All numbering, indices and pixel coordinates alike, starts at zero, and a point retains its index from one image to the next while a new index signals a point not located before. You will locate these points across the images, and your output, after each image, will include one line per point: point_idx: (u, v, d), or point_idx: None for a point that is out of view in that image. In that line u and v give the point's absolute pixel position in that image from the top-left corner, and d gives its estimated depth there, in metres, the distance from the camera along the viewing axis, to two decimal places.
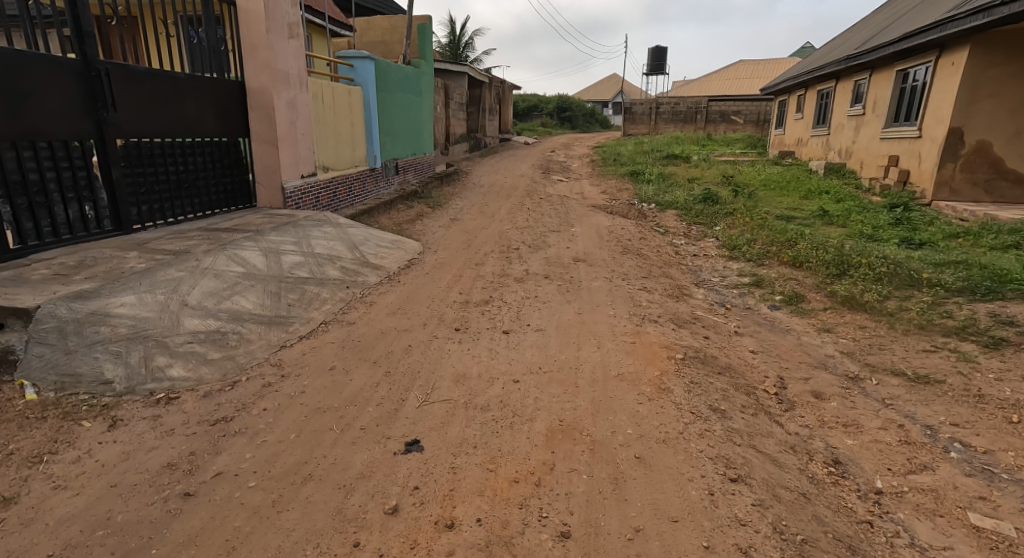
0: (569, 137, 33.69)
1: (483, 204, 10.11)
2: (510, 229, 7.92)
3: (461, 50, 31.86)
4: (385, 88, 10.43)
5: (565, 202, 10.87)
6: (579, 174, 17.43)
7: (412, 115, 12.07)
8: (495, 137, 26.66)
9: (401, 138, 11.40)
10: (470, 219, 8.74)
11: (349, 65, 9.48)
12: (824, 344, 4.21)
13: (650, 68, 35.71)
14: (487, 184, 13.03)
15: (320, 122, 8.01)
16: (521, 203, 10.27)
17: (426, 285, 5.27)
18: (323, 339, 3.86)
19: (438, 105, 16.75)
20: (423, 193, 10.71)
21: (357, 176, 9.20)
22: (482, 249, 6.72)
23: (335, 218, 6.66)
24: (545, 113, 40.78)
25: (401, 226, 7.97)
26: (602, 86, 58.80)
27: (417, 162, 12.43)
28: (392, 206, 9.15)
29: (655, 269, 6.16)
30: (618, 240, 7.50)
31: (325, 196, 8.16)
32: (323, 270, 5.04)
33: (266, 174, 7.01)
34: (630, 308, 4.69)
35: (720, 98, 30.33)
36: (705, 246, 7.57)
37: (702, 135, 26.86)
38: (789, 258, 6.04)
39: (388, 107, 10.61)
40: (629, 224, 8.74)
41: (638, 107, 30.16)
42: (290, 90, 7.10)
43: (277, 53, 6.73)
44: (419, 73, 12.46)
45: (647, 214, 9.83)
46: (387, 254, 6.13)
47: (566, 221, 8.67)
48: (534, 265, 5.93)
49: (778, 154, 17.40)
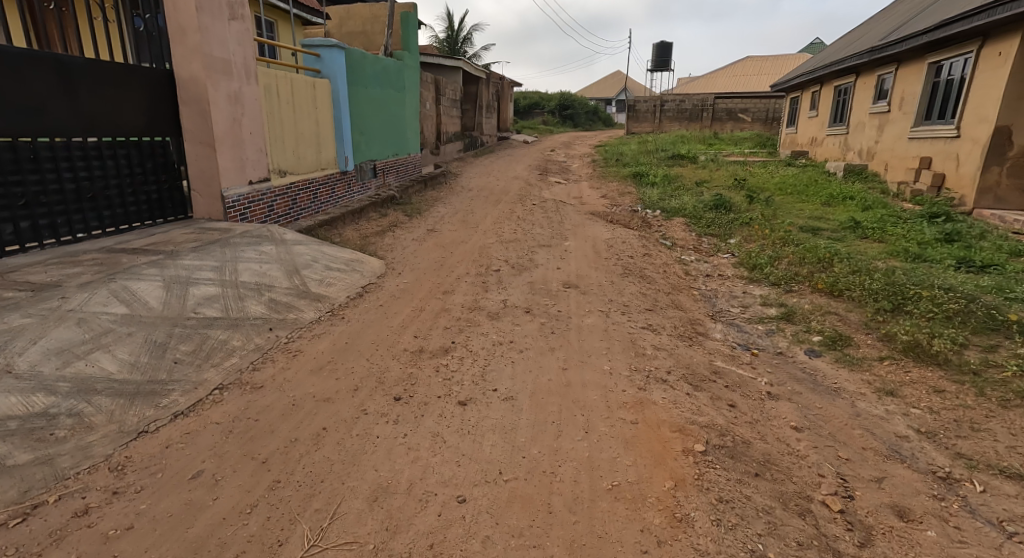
0: (571, 135, 32.63)
1: (468, 212, 9.04)
2: (493, 244, 6.87)
3: (460, 46, 30.86)
4: (357, 83, 9.40)
5: (560, 209, 9.80)
6: (578, 176, 16.35)
7: (392, 113, 11.04)
8: (493, 136, 25.59)
9: (377, 137, 10.38)
10: (451, 230, 7.69)
11: (314, 56, 8.45)
12: (890, 416, 3.15)
13: (654, 64, 34.59)
14: (477, 187, 11.96)
15: (272, 119, 7.00)
16: (511, 211, 9.20)
17: (374, 323, 4.22)
18: (208, 415, 2.82)
19: (427, 102, 15.70)
20: (403, 199, 9.66)
21: (323, 182, 8.24)
22: (456, 270, 5.67)
23: (281, 233, 5.61)
24: (546, 111, 39.72)
25: (367, 239, 6.92)
26: (605, 83, 57.67)
27: (399, 162, 11.38)
28: (363, 215, 8.11)
29: (661, 298, 5.10)
30: (618, 257, 6.43)
31: (281, 205, 7.13)
32: (242, 307, 3.99)
33: (202, 180, 6.03)
34: (631, 360, 3.63)
35: (728, 95, 29.17)
36: (719, 264, 6.52)
37: (709, 134, 25.73)
38: (824, 284, 4.96)
39: (361, 104, 9.59)
40: (631, 237, 7.66)
41: (642, 105, 29.07)
42: (231, 81, 6.11)
43: (211, 37, 5.73)
44: (401, 66, 11.44)
45: (651, 222, 8.77)
46: (337, 277, 5.07)
47: (559, 233, 7.61)
48: (514, 293, 4.87)
49: (790, 155, 16.28)
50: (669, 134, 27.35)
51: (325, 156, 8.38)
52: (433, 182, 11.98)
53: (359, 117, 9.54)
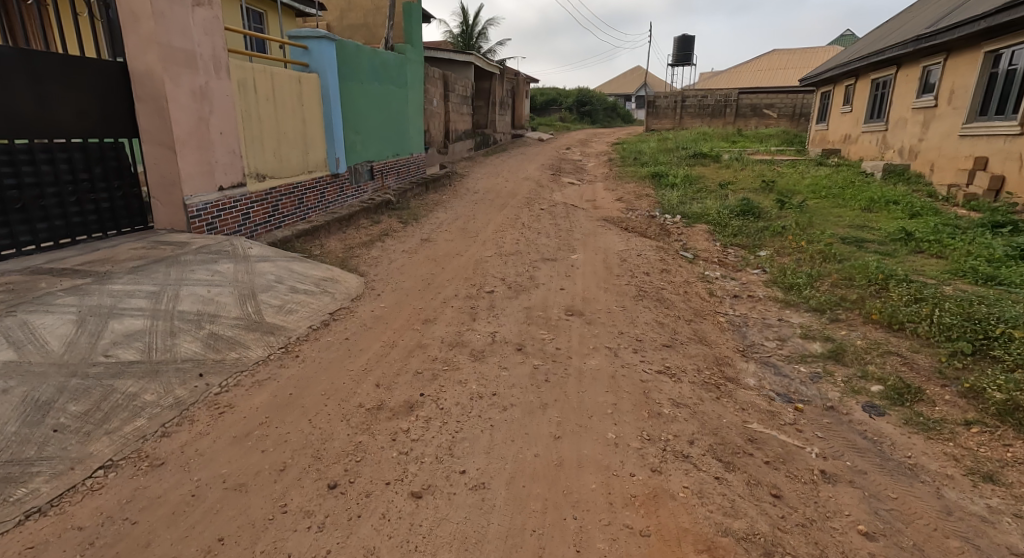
0: (588, 132, 31.72)
1: (468, 219, 8.32)
2: (491, 258, 6.12)
3: (474, 41, 30.16)
4: (350, 78, 8.76)
5: (570, 215, 9.03)
6: (593, 176, 15.50)
7: (390, 110, 10.40)
8: (506, 134, 24.81)
9: (375, 136, 9.75)
10: (446, 240, 6.97)
11: (301, 49, 7.83)
12: (995, 518, 2.32)
13: (675, 59, 33.46)
14: (483, 190, 11.22)
15: (248, 118, 6.39)
16: (515, 217, 8.44)
17: (332, 364, 3.51)
18: (72, 514, 2.13)
19: (434, 99, 15.01)
20: (400, 203, 8.97)
21: (311, 187, 7.64)
22: (443, 291, 4.94)
23: (246, 250, 4.97)
24: (563, 108, 38.84)
25: (351, 251, 6.23)
26: (624, 79, 56.49)
27: (398, 163, 10.71)
28: (352, 223, 7.43)
29: (681, 328, 4.31)
30: (631, 275, 5.63)
31: (257, 213, 6.52)
32: (170, 345, 3.31)
33: (163, 187, 5.43)
34: (642, 423, 2.85)
35: (752, 91, 27.97)
36: (748, 282, 5.69)
37: (733, 131, 24.63)
38: (880, 314, 4.11)
39: (355, 101, 8.95)
40: (647, 248, 6.84)
41: (662, 101, 28.09)
42: (195, 75, 5.51)
43: (166, 25, 5.10)
44: (401, 61, 10.78)
45: (670, 230, 7.95)
46: (302, 302, 4.38)
47: (566, 243, 6.84)
48: (506, 324, 4.13)
49: (820, 154, 15.22)
50: (690, 131, 26.27)
51: (313, 158, 7.76)
52: (437, 184, 11.28)
53: (353, 115, 8.90)
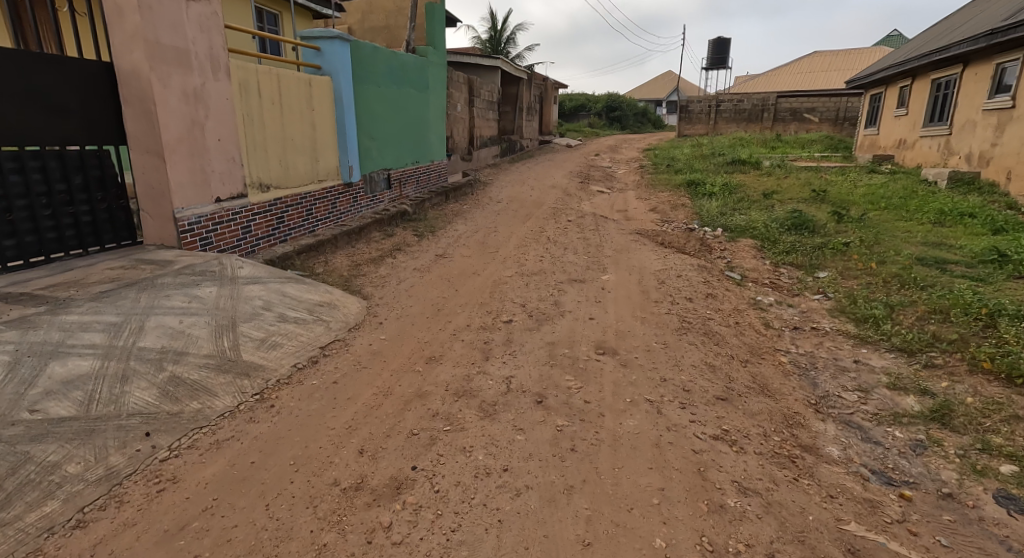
0: (618, 138, 30.94)
1: (489, 232, 7.71)
2: (511, 278, 5.49)
3: (503, 46, 29.78)
4: (364, 81, 8.29)
5: (600, 227, 8.33)
6: (624, 184, 14.76)
7: (407, 115, 9.92)
8: (534, 140, 24.23)
9: (390, 143, 9.26)
10: (463, 256, 6.37)
11: (312, 50, 7.38)
12: None
13: (710, 62, 32.41)
14: (507, 199, 10.62)
15: (250, 123, 5.93)
16: (540, 230, 7.80)
17: (312, 417, 2.91)
18: None
19: (458, 104, 14.52)
20: (417, 215, 8.43)
21: (319, 198, 7.16)
22: (454, 320, 4.32)
23: (235, 270, 4.44)
24: (592, 114, 38.13)
25: (357, 270, 5.68)
26: (655, 84, 55.45)
27: (416, 172, 10.21)
28: (363, 236, 6.90)
29: (735, 372, 3.58)
30: (671, 301, 4.92)
31: (259, 227, 6.03)
32: (117, 394, 2.74)
33: (152, 199, 4.97)
34: (701, 524, 2.16)
35: (791, 94, 26.80)
36: (809, 311, 4.91)
37: (771, 137, 23.53)
38: (996, 365, 3.30)
39: (369, 105, 8.48)
40: (687, 267, 6.11)
41: (695, 105, 27.19)
42: (189, 76, 5.05)
43: (154, 21, 4.66)
44: (419, 65, 10.31)
45: (711, 245, 7.19)
46: (289, 334, 3.80)
47: (596, 261, 6.16)
48: (524, 366, 3.47)
49: (870, 160, 14.16)
50: (725, 136, 25.26)
51: (322, 166, 7.28)
52: (458, 193, 10.72)
53: (366, 120, 8.43)
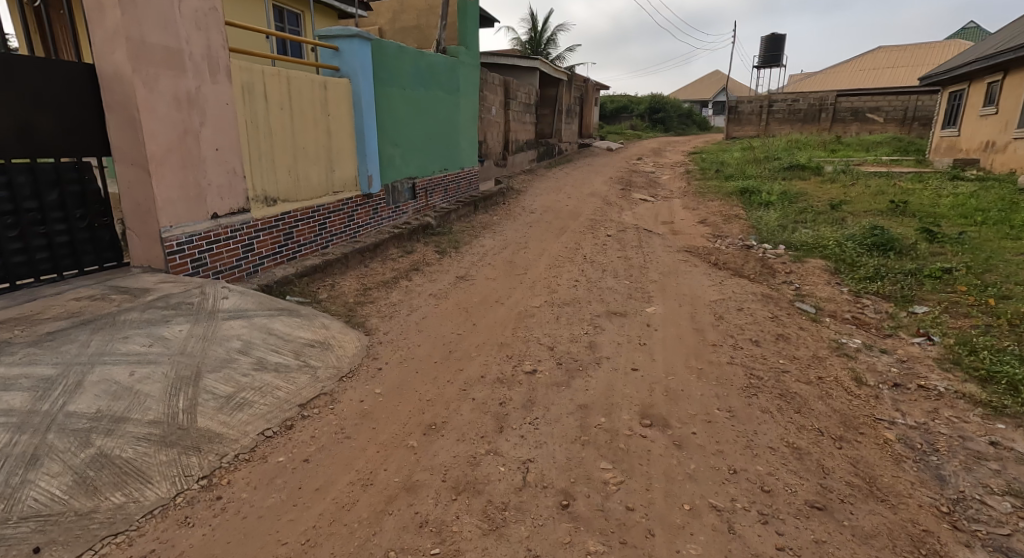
0: (662, 140, 29.74)
1: (518, 250, 6.99)
2: (540, 308, 4.74)
3: (543, 47, 29.07)
4: (387, 83, 7.72)
5: (643, 244, 7.49)
6: (669, 191, 13.80)
7: (434, 120, 9.32)
8: (573, 143, 23.40)
9: (415, 149, 8.69)
10: (488, 280, 5.67)
11: (330, 50, 6.83)
12: None
13: (762, 60, 30.77)
14: (542, 209, 9.88)
15: (255, 129, 5.37)
16: (576, 247, 7.03)
17: (268, 519, 2.23)
18: None
19: (493, 107, 13.87)
20: (442, 228, 7.78)
21: (334, 210, 6.60)
22: (468, 368, 3.60)
23: (216, 301, 3.85)
24: (635, 116, 37.00)
25: (366, 296, 5.04)
26: (701, 84, 53.62)
27: (442, 180, 9.59)
28: (379, 254, 6.28)
29: (828, 459, 2.70)
30: (731, 344, 4.07)
31: (262, 245, 5.47)
32: (12, 487, 2.13)
33: (138, 216, 4.43)
34: None
35: (852, 93, 25.06)
36: (910, 360, 3.97)
37: (830, 139, 22.00)
38: None
39: (392, 109, 7.91)
40: (748, 296, 5.20)
41: (746, 106, 25.92)
42: (181, 78, 4.49)
43: (138, 17, 4.10)
44: (449, 66, 9.71)
45: (776, 269, 6.27)
46: (264, 385, 3.14)
47: (639, 289, 5.35)
48: (546, 446, 2.71)
49: (950, 165, 12.71)
50: (779, 138, 23.79)
51: (338, 175, 6.71)
52: (490, 203, 10.03)
53: (389, 125, 7.86)
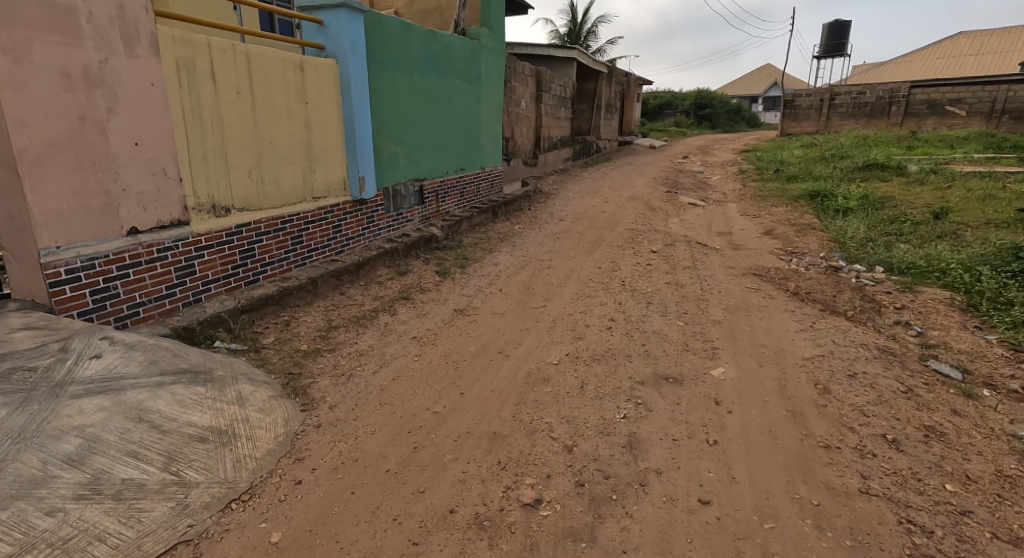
0: (710, 138, 27.81)
1: (539, 273, 5.65)
2: (560, 370, 3.39)
3: (583, 40, 27.59)
4: (388, 67, 6.49)
5: (698, 264, 6.02)
6: (722, 195, 12.21)
7: (450, 112, 8.07)
8: (614, 140, 21.87)
9: (425, 145, 7.46)
10: (494, 318, 4.36)
11: (315, 25, 5.61)
12: None
13: (823, 50, 28.42)
14: (573, 218, 8.50)
15: (200, 120, 4.16)
16: (613, 270, 5.65)
17: None
18: None
19: (522, 100, 12.54)
20: (451, 242, 6.50)
21: (313, 220, 5.41)
22: (433, 490, 2.31)
23: (76, 365, 2.55)
24: (680, 112, 35.07)
25: (328, 339, 3.80)
26: (751, 78, 50.90)
27: (456, 183, 8.32)
28: (363, 277, 5.04)
29: None
30: (847, 452, 2.63)
31: (206, 266, 4.27)
32: None
33: (14, 233, 3.27)
34: None
35: (928, 84, 22.61)
36: None
37: (904, 136, 19.91)
38: None
39: (395, 98, 6.69)
40: (855, 350, 3.71)
41: (803, 100, 24.19)
42: (75, 49, 3.29)
43: None
44: (468, 50, 8.42)
45: (885, 307, 4.85)
46: (76, 535, 1.89)
47: (697, 337, 3.95)
48: None
49: None
50: (843, 135, 21.63)
51: (319, 177, 5.50)
52: (514, 208, 8.71)
53: (391, 117, 6.64)
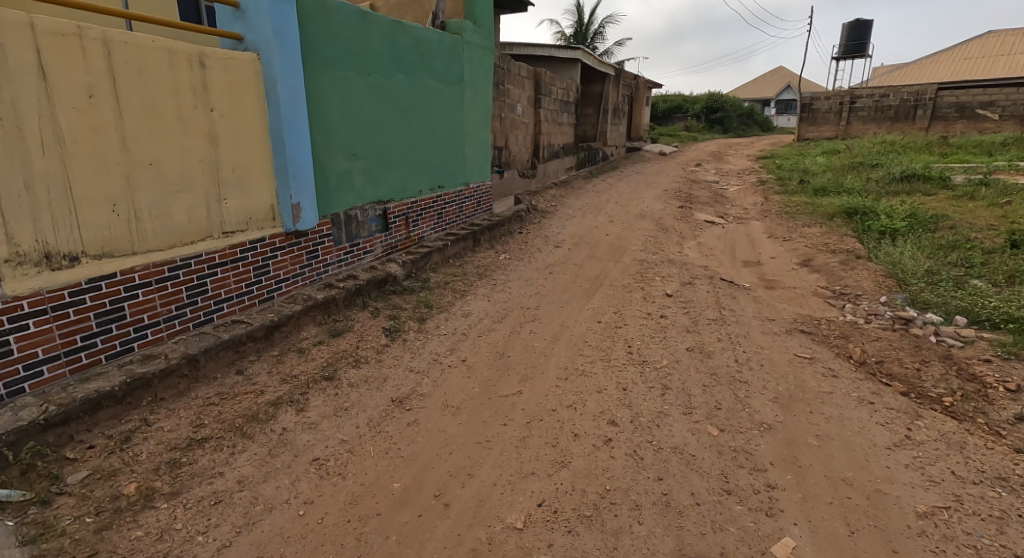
0: (722, 143, 26.46)
1: (520, 332, 4.35)
2: (522, 550, 2.13)
3: (589, 42, 26.36)
4: (339, 65, 5.24)
5: (726, 316, 4.69)
6: (742, 212, 10.91)
7: (423, 120, 6.79)
8: (621, 147, 20.54)
9: (390, 161, 6.21)
10: (445, 419, 3.06)
11: (230, 9, 4.36)
12: None
13: (842, 51, 27.04)
14: (570, 246, 7.20)
15: (18, 135, 2.92)
16: (616, 329, 4.34)
17: None
18: None
19: (518, 105, 11.27)
20: (414, 283, 5.21)
21: (221, 262, 4.15)
22: None
23: None
24: (690, 116, 33.75)
25: (179, 470, 2.50)
26: (763, 81, 49.47)
27: (430, 204, 7.07)
28: (277, 344, 3.73)
29: None
30: None
31: (32, 342, 3.03)
32: None
33: None
34: None
35: (956, 86, 21.17)
36: None
37: (935, 143, 18.50)
38: None
39: (348, 103, 5.43)
40: (990, 499, 2.40)
41: (822, 103, 22.82)
42: None
43: None
44: (448, 48, 7.17)
45: (993, 388, 3.49)
46: None
47: (741, 467, 2.62)
48: None
49: None
50: (866, 140, 20.21)
51: (232, 206, 4.23)
52: (502, 233, 7.40)
53: (342, 127, 5.39)
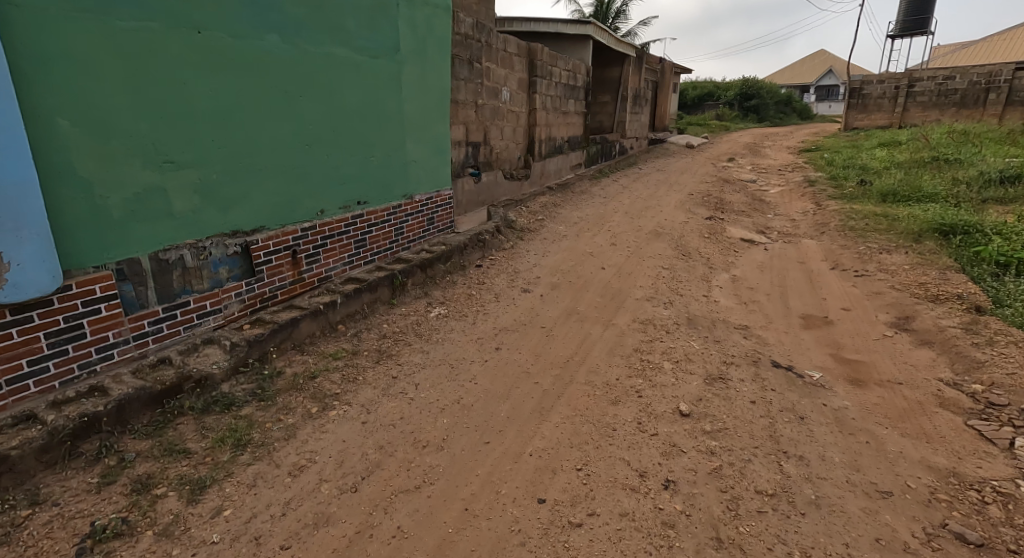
0: (758, 134, 23.65)
1: (376, 534, 2.18)
2: None
3: (609, 20, 23.78)
4: (120, 9, 3.05)
5: (791, 488, 2.45)
6: (790, 228, 8.54)
7: (323, 107, 4.57)
8: (642, 139, 18.06)
9: (257, 170, 4.01)
10: None
11: None
12: None
13: (898, 29, 23.93)
14: (546, 294, 4.99)
15: None
16: (568, 533, 2.18)
17: None
18: None
19: (504, 91, 9.01)
20: (243, 385, 3.03)
21: None
22: None
23: None
24: (722, 104, 30.87)
25: None
26: (802, 65, 45.86)
27: (340, 228, 4.88)
28: None
29: None
30: None
31: None
32: None
33: None
34: None
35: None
36: None
37: (1015, 133, 15.56)
38: None
39: (151, 78, 3.25)
40: None
41: (875, 88, 19.92)
42: None
43: None
44: (371, 3, 4.94)
45: None
46: None
47: None
48: None
49: None
50: (929, 130, 17.29)
51: None
52: (449, 269, 5.19)
53: (137, 118, 3.20)
